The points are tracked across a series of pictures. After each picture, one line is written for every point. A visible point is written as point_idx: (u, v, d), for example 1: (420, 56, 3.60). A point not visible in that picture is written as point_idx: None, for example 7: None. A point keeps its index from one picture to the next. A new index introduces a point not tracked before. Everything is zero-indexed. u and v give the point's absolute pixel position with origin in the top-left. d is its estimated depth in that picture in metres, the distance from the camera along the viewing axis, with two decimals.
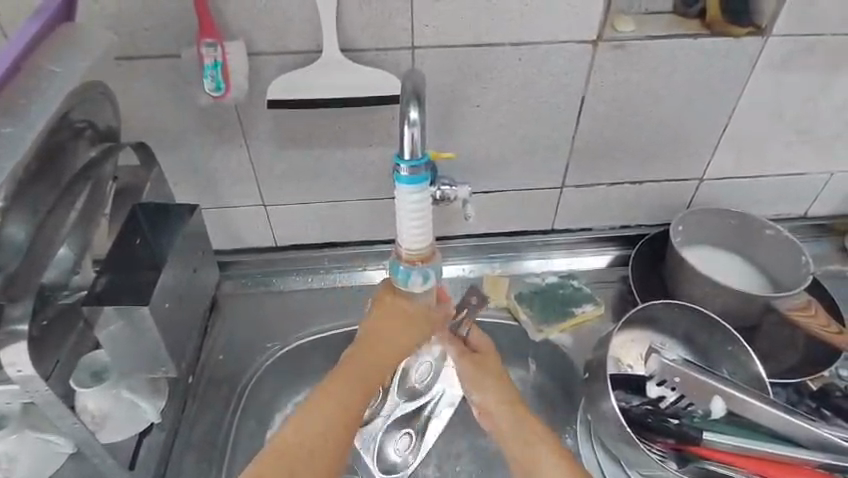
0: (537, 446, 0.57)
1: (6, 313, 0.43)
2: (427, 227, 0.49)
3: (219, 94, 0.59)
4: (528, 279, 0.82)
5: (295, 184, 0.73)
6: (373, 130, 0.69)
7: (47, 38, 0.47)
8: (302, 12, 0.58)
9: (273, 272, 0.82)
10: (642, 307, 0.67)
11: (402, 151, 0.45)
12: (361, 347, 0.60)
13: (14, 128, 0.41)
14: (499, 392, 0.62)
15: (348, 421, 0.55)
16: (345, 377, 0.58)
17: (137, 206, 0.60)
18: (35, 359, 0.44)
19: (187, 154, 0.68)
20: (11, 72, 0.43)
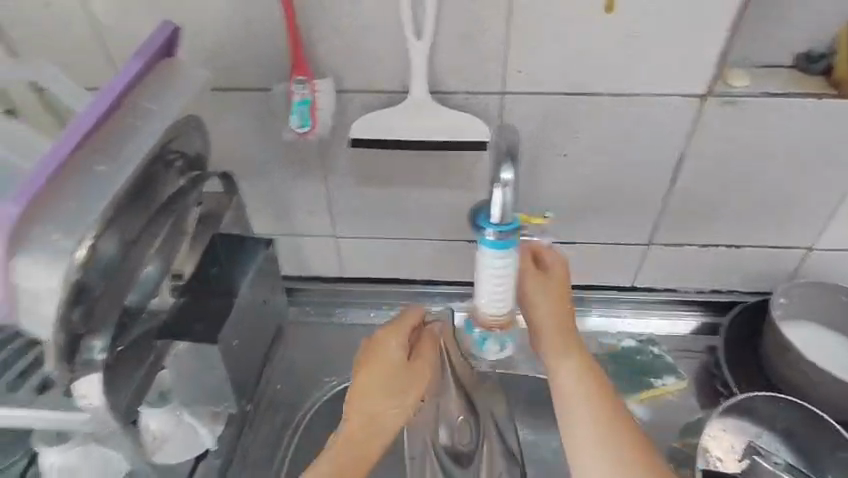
0: (579, 407, 0.51)
1: (85, 343, 0.43)
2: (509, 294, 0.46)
3: (303, 130, 0.58)
4: (602, 339, 0.76)
5: (367, 219, 0.72)
6: (451, 172, 0.67)
7: (151, 73, 0.47)
8: (393, 53, 0.57)
9: (336, 303, 0.80)
10: (748, 395, 0.59)
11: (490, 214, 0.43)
12: (380, 396, 0.55)
13: (108, 168, 0.42)
14: (556, 322, 0.56)
15: (370, 446, 0.53)
16: (358, 420, 0.54)
17: (216, 236, 0.61)
18: (110, 393, 0.45)
19: (266, 183, 0.69)
20: (114, 106, 0.44)
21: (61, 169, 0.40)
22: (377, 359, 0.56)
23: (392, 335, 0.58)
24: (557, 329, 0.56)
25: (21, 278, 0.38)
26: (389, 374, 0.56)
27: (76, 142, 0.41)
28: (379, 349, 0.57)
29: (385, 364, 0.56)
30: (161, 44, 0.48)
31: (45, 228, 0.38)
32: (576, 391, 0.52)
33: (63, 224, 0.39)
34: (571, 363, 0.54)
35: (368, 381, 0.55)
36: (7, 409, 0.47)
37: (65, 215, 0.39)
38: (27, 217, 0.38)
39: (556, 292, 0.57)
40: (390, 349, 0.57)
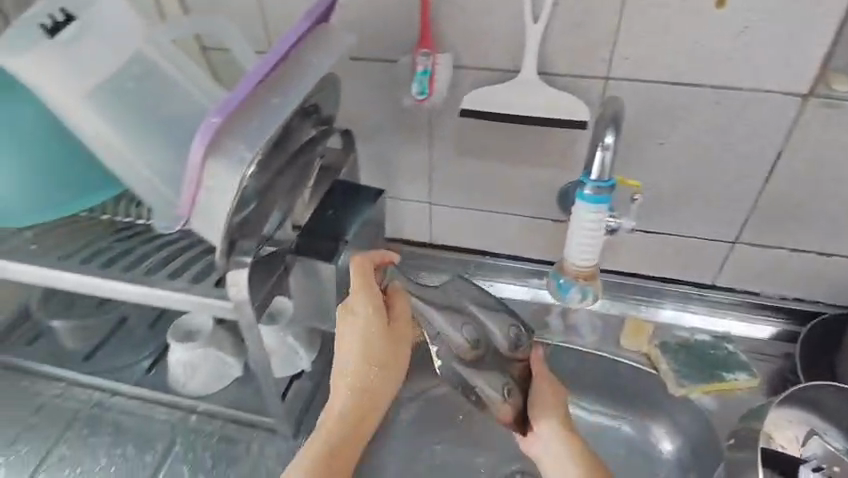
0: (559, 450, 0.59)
1: (239, 245, 0.52)
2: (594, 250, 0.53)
3: (421, 97, 0.65)
4: (676, 332, 0.78)
5: (462, 189, 0.79)
6: (547, 151, 0.72)
7: (311, 34, 0.55)
8: (510, 34, 0.63)
9: (422, 266, 0.87)
10: (803, 385, 0.59)
11: (590, 171, 0.50)
12: (360, 373, 0.57)
13: (279, 102, 0.49)
14: (553, 408, 0.62)
15: (367, 416, 0.58)
16: (351, 399, 0.57)
17: (336, 183, 0.70)
18: (252, 288, 0.53)
19: (378, 146, 0.77)
20: (283, 57, 0.51)
21: (242, 103, 0.47)
22: (353, 326, 0.57)
23: (364, 311, 0.56)
24: (555, 413, 0.61)
25: (210, 183, 0.46)
26: (368, 347, 0.57)
27: (258, 78, 0.48)
28: (358, 326, 0.56)
29: (363, 330, 0.57)
30: (321, 11, 0.55)
31: (227, 143, 0.46)
32: (558, 431, 0.60)
33: (244, 141, 0.46)
34: (554, 415, 0.61)
35: (353, 361, 0.57)
36: (168, 291, 0.54)
37: (246, 134, 0.47)
38: (220, 133, 0.46)
39: (552, 401, 0.62)
40: (366, 329, 0.56)
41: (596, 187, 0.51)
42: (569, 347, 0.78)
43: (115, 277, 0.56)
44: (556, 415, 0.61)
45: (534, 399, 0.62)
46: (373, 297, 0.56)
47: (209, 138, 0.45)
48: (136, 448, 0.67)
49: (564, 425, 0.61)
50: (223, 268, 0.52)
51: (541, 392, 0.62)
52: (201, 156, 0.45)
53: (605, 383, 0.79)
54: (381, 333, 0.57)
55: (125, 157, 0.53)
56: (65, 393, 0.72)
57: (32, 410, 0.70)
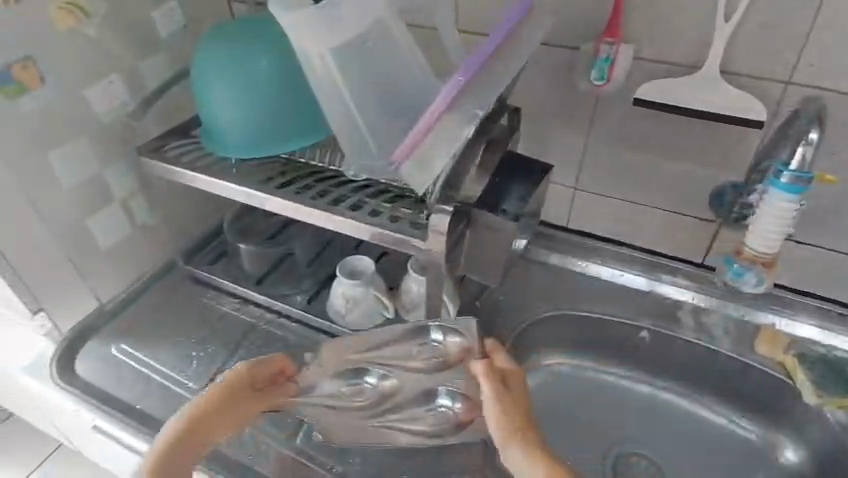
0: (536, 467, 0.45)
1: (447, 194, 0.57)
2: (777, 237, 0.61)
3: (599, 83, 0.70)
4: (811, 347, 0.76)
5: (611, 177, 0.83)
6: (708, 148, 0.75)
7: (526, 14, 0.60)
8: (696, 31, 0.66)
9: (553, 248, 0.88)
10: None
11: (790, 162, 0.58)
12: (213, 421, 0.55)
13: (501, 71, 0.55)
14: (508, 395, 0.53)
15: (188, 461, 0.54)
16: (178, 446, 0.53)
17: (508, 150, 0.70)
18: (449, 239, 0.59)
19: (537, 128, 0.82)
20: (507, 35, 0.56)
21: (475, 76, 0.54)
22: (234, 382, 0.56)
23: (252, 385, 0.58)
24: (509, 400, 0.52)
25: (440, 131, 0.52)
26: (235, 403, 0.56)
27: (491, 52, 0.55)
28: (236, 390, 0.57)
29: (236, 387, 0.56)
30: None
31: (461, 103, 0.53)
32: (510, 424, 0.50)
33: (478, 101, 0.53)
34: (524, 435, 0.49)
35: (202, 411, 0.54)
36: (371, 229, 0.63)
37: (480, 97, 0.53)
38: (457, 96, 0.53)
39: (513, 403, 0.52)
40: (246, 398, 0.57)
41: (795, 177, 0.58)
42: (700, 343, 0.80)
43: (327, 212, 0.66)
44: (510, 405, 0.52)
45: (493, 403, 0.52)
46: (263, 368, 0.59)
47: (448, 100, 0.53)
48: None
49: (514, 416, 0.51)
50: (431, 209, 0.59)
51: (505, 400, 0.52)
52: (438, 113, 0.53)
53: (730, 383, 0.80)
54: (252, 396, 0.58)
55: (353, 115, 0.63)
56: (242, 307, 0.84)
57: (214, 318, 0.82)
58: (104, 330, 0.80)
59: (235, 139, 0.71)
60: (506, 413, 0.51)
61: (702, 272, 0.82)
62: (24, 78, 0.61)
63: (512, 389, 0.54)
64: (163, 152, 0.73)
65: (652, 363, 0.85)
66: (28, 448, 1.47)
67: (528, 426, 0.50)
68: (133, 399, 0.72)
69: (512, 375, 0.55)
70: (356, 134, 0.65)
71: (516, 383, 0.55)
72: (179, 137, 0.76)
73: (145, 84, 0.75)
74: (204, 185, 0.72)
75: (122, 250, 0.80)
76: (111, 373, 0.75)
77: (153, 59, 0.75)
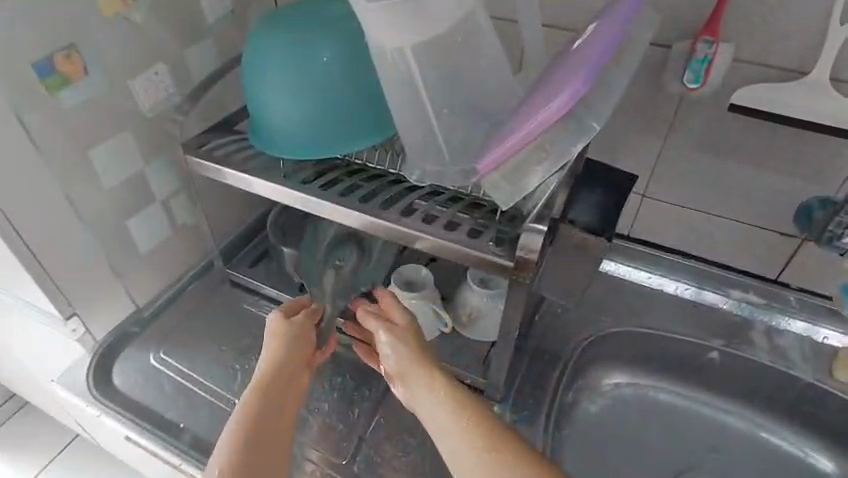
0: (440, 396, 0.48)
1: (543, 214, 0.51)
2: None
3: (693, 86, 0.63)
4: None
5: (686, 185, 0.76)
6: (803, 160, 0.68)
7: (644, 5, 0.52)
8: (808, 32, 0.60)
9: (619, 257, 0.85)
10: None
11: None
12: (282, 376, 0.54)
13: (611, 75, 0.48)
14: (401, 336, 0.54)
15: (287, 417, 0.52)
16: (263, 405, 0.51)
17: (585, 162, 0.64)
18: (540, 258, 0.52)
19: (608, 130, 0.76)
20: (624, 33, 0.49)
21: (591, 81, 0.46)
22: (283, 335, 0.56)
23: (300, 320, 0.58)
24: (405, 341, 0.53)
25: (545, 145, 0.47)
26: (291, 350, 0.56)
27: (610, 50, 0.48)
28: (285, 331, 0.57)
29: (283, 335, 0.56)
30: None
31: (578, 108, 0.47)
32: (413, 361, 0.51)
33: (592, 112, 0.47)
34: (422, 367, 0.51)
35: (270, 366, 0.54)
36: (438, 241, 0.56)
37: (591, 106, 0.47)
38: (578, 100, 0.46)
39: (406, 336, 0.54)
40: (301, 333, 0.58)
41: None
42: (776, 368, 0.74)
43: (384, 219, 0.59)
44: (408, 347, 0.53)
45: (390, 342, 0.53)
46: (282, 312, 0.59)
47: (572, 102, 0.46)
48: (352, 379, 0.71)
49: (414, 349, 0.53)
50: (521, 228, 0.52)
51: (395, 336, 0.54)
52: (555, 117, 0.46)
53: (810, 412, 0.74)
54: (305, 336, 0.58)
55: (428, 118, 0.58)
56: None
57: (256, 327, 0.77)
58: (142, 337, 0.76)
59: (294, 136, 0.65)
60: (403, 348, 0.53)
61: (770, 286, 0.79)
62: (66, 69, 0.56)
63: (405, 328, 0.55)
64: (206, 147, 0.67)
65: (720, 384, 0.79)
66: (51, 436, 1.44)
67: (426, 356, 0.52)
68: (177, 416, 0.67)
69: (406, 316, 0.56)
70: (429, 139, 0.60)
71: (409, 320, 0.56)
72: (224, 132, 0.70)
73: (192, 76, 0.70)
74: (251, 187, 0.65)
75: (161, 251, 0.75)
76: (151, 386, 0.70)
77: (199, 48, 0.70)
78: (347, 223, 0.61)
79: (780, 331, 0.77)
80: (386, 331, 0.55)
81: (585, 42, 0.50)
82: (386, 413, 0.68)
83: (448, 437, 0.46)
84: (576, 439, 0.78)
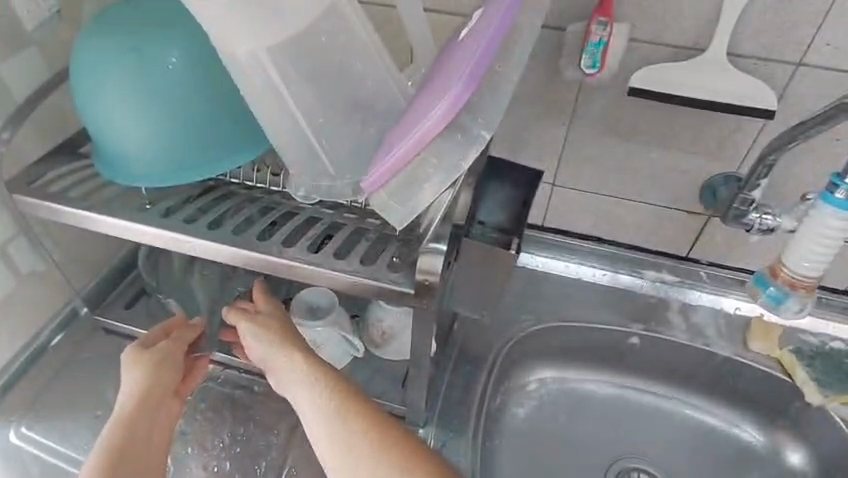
0: (311, 384, 0.48)
1: (441, 232, 0.46)
2: (823, 262, 0.55)
3: (590, 71, 0.59)
4: (804, 338, 0.74)
5: (593, 172, 0.73)
6: (704, 138, 0.67)
7: None
8: (701, 7, 0.57)
9: (535, 251, 0.82)
10: None
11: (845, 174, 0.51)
12: (147, 402, 0.50)
13: (502, 69, 0.43)
14: (266, 324, 0.52)
15: (153, 443, 0.50)
16: (129, 434, 0.48)
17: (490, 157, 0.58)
18: (442, 282, 0.47)
19: (510, 121, 0.71)
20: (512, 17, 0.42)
21: (476, 80, 0.40)
22: (146, 358, 0.51)
23: (163, 347, 0.53)
24: (269, 327, 0.52)
25: (431, 159, 0.41)
26: (156, 373, 0.51)
27: (495, 42, 0.41)
28: (146, 361, 0.51)
29: (148, 358, 0.52)
30: None
31: (461, 113, 0.40)
32: (280, 350, 0.50)
33: (478, 114, 0.41)
34: (291, 355, 0.50)
35: (131, 400, 0.50)
36: (327, 274, 0.49)
37: (480, 108, 0.41)
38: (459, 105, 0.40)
39: (274, 325, 0.52)
40: (166, 360, 0.52)
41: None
42: (695, 345, 0.75)
43: (262, 251, 0.50)
44: (272, 332, 0.51)
45: (255, 334, 0.51)
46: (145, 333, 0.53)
47: (453, 109, 0.39)
48: (256, 426, 0.63)
49: (281, 337, 0.51)
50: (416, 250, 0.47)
51: (261, 328, 0.51)
52: (436, 129, 0.40)
53: (730, 384, 0.75)
54: (176, 357, 0.53)
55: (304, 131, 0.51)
56: None
57: None
58: (1, 408, 0.64)
59: (136, 153, 0.54)
60: (269, 338, 0.51)
61: (683, 264, 0.79)
62: None
63: (272, 318, 0.53)
64: (41, 183, 0.56)
65: (644, 368, 0.78)
66: None
67: (297, 341, 0.51)
68: None
69: (272, 306, 0.54)
70: (309, 154, 0.52)
71: (276, 309, 0.54)
72: (65, 161, 0.59)
73: (13, 94, 0.57)
74: (101, 226, 0.54)
75: (10, 308, 0.62)
76: (16, 470, 0.61)
77: (19, 60, 0.57)
78: (219, 259, 0.52)
79: (698, 309, 0.77)
80: (251, 323, 0.52)
81: (470, 33, 0.42)
82: (299, 459, 0.61)
83: (320, 424, 0.46)
84: (509, 445, 0.74)
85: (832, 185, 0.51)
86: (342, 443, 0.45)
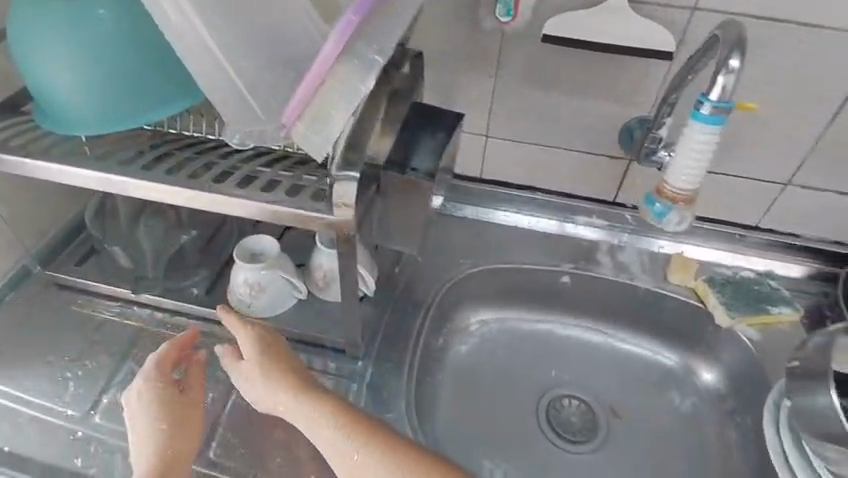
0: (315, 410, 0.55)
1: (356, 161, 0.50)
2: (699, 175, 0.57)
3: (505, 19, 0.64)
4: (717, 270, 0.81)
5: (521, 123, 0.78)
6: (618, 84, 0.72)
7: None
8: None
9: (473, 201, 0.86)
10: None
11: (710, 92, 0.54)
12: (171, 435, 0.56)
13: None
14: (258, 358, 0.58)
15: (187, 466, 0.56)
16: (165, 463, 0.54)
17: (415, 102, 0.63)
18: (358, 206, 0.51)
19: (440, 74, 0.75)
20: None
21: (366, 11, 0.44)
22: (158, 400, 0.58)
23: (165, 385, 0.59)
24: (262, 362, 0.58)
25: (336, 86, 0.45)
26: (169, 409, 0.57)
27: None
28: (157, 403, 0.57)
29: (158, 400, 0.58)
30: None
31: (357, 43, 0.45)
32: (278, 383, 0.57)
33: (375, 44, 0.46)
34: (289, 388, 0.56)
35: (156, 436, 0.56)
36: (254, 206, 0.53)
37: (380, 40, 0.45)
38: (351, 36, 0.45)
39: (267, 359, 0.58)
40: (174, 396, 0.58)
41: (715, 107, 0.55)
42: (619, 280, 0.80)
43: (194, 188, 0.54)
44: (265, 365, 0.58)
45: (252, 371, 0.58)
46: (144, 380, 0.59)
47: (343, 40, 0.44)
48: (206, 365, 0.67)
49: (275, 371, 0.57)
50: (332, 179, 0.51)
51: (257, 363, 0.58)
52: (335, 54, 0.44)
53: (652, 316, 0.81)
54: (179, 393, 0.59)
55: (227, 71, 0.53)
56: (125, 311, 0.71)
57: (91, 330, 0.69)
58: None
59: (68, 93, 0.56)
60: (265, 372, 0.57)
61: (610, 209, 0.84)
62: None
63: (261, 350, 0.59)
64: None
65: (575, 306, 0.84)
66: None
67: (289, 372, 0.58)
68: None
69: (258, 336, 0.59)
70: (232, 95, 0.54)
71: (264, 339, 0.60)
72: (4, 116, 0.61)
73: None
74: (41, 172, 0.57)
75: None
76: None
77: None
78: (153, 198, 0.55)
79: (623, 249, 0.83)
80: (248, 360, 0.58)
81: None
82: None
83: (331, 445, 0.53)
84: (450, 380, 0.79)
85: (699, 102, 0.55)
86: (350, 458, 0.53)
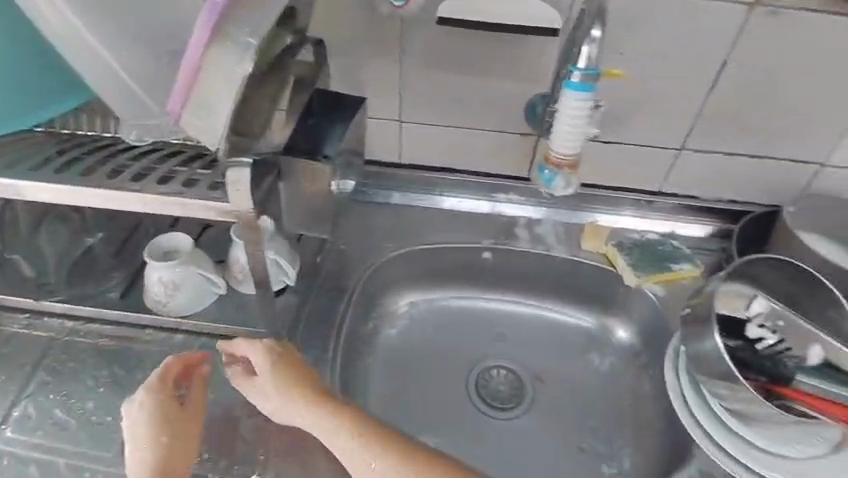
0: (336, 422, 0.59)
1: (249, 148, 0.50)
2: (576, 140, 0.63)
3: (398, 4, 0.65)
4: (628, 234, 0.85)
5: (430, 105, 0.80)
6: (516, 63, 0.75)
7: None
8: None
9: (394, 186, 0.88)
10: (748, 260, 0.67)
11: (579, 61, 0.60)
12: (170, 443, 0.57)
13: None
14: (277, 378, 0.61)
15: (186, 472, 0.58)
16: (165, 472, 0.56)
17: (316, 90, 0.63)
18: (254, 193, 0.51)
19: (347, 62, 0.76)
20: None
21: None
22: (162, 411, 0.58)
23: (172, 397, 0.59)
24: (279, 381, 0.61)
25: (214, 73, 0.45)
26: (173, 420, 0.58)
27: None
28: (161, 414, 0.58)
29: (165, 411, 0.58)
30: None
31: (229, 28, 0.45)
32: (296, 399, 0.60)
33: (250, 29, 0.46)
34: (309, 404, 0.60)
35: (157, 445, 0.56)
36: (150, 199, 0.53)
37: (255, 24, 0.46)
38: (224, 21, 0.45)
39: (283, 378, 0.61)
40: (179, 407, 0.59)
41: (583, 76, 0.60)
42: (536, 252, 0.84)
43: (87, 186, 0.53)
44: (282, 384, 0.61)
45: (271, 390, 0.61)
46: (149, 392, 0.59)
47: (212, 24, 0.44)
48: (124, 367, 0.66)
49: (291, 388, 0.61)
50: (224, 165, 0.51)
51: (274, 382, 0.61)
52: (206, 40, 0.44)
53: (569, 283, 0.85)
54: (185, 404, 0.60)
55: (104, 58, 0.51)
56: (34, 322, 0.69)
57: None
58: None
59: None
60: (283, 390, 0.61)
61: (528, 183, 0.87)
62: None
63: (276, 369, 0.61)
64: None
65: (498, 280, 0.87)
66: None
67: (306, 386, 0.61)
68: None
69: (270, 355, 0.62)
70: (115, 80, 0.53)
71: (279, 358, 0.62)
72: None
73: None
74: None
75: None
76: None
77: None
78: (44, 198, 0.54)
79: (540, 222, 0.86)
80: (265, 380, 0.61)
81: None
82: None
83: (351, 454, 0.58)
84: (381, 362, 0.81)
85: (569, 72, 0.61)
86: (368, 466, 0.57)
